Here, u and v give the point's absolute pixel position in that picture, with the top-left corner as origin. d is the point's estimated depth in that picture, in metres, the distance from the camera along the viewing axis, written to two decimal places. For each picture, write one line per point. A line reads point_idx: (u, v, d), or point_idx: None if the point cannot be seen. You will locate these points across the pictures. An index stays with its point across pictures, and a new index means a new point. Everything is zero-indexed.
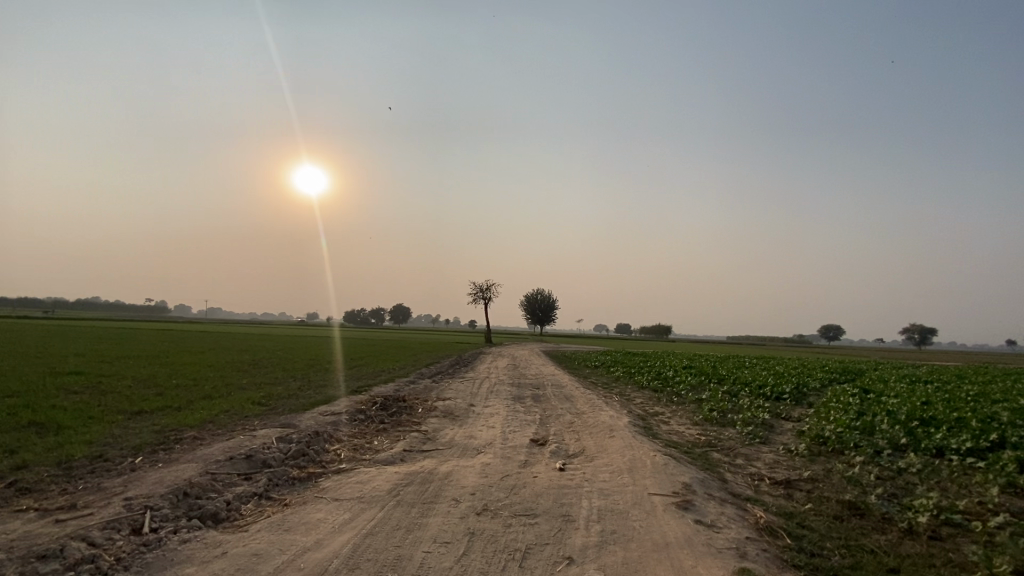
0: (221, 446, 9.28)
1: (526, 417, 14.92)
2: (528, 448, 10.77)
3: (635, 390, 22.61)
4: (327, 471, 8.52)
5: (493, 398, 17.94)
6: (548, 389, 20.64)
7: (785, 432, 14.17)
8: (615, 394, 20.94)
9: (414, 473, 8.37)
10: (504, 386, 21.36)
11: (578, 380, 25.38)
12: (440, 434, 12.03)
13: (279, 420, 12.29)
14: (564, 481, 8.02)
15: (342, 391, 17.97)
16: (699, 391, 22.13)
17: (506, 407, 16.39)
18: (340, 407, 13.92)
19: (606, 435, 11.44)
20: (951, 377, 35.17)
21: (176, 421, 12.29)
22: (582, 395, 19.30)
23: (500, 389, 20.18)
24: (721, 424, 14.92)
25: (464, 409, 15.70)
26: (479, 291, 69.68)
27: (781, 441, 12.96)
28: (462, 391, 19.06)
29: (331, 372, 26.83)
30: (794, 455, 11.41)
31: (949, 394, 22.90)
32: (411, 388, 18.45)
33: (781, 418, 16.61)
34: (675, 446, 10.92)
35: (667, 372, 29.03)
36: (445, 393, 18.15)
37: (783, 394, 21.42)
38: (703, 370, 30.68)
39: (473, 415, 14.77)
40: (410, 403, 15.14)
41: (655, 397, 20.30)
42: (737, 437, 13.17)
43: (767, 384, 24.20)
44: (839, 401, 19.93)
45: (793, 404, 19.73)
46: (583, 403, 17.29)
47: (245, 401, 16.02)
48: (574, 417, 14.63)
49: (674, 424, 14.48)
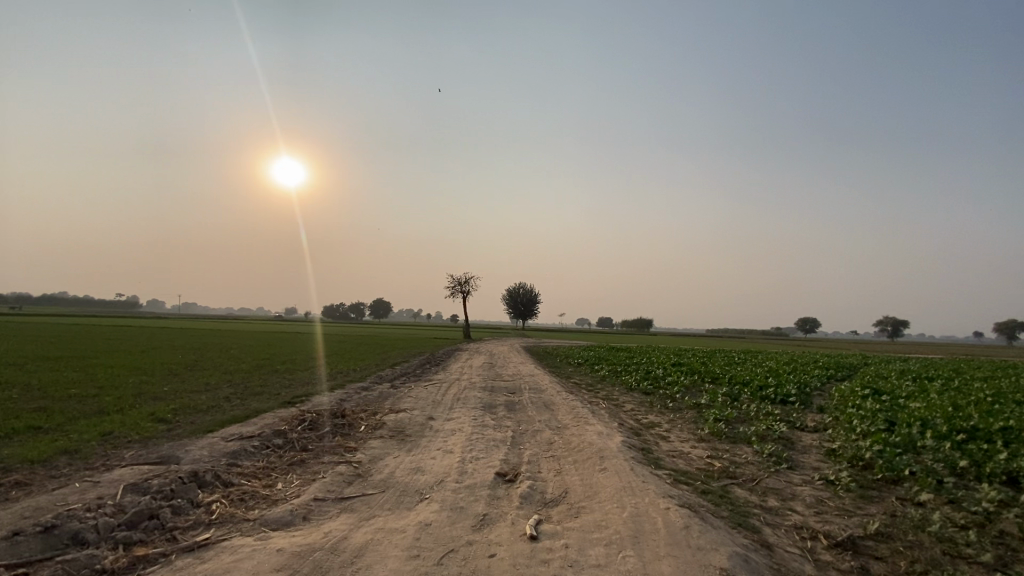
0: (17, 509, 6.09)
1: (495, 434, 12.02)
2: (491, 490, 7.87)
3: (624, 394, 19.88)
4: (168, 554, 5.43)
5: (458, 408, 14.97)
6: (525, 395, 17.73)
7: (811, 451, 11.58)
8: (602, 399, 18.19)
9: (304, 554, 5.41)
10: (474, 391, 18.38)
11: (560, 381, 22.57)
12: (376, 467, 9.05)
13: (160, 451, 9.14)
14: (536, 563, 5.17)
15: (274, 401, 14.78)
16: (696, 395, 19.52)
17: (472, 421, 13.45)
18: (255, 429, 10.81)
19: (596, 468, 8.60)
20: (951, 373, 33.39)
21: (16, 453, 9.04)
22: (564, 401, 16.49)
23: (468, 395, 17.23)
24: (732, 440, 12.28)
25: (419, 424, 12.69)
26: (457, 285, 66.46)
27: (813, 466, 10.35)
28: (422, 398, 16.06)
29: (279, 374, 23.52)
30: (839, 489, 8.79)
31: (966, 394, 20.77)
32: (360, 399, 15.35)
33: (797, 429, 14.07)
34: (688, 483, 8.20)
35: (657, 371, 26.42)
36: (400, 404, 15.10)
37: (790, 397, 18.95)
38: (695, 369, 28.21)
39: (430, 434, 11.82)
40: (351, 420, 12.09)
41: (647, 404, 17.62)
42: (758, 461, 10.51)
43: (769, 385, 21.77)
44: (855, 405, 17.56)
45: (804, 410, 17.26)
46: (565, 413, 14.44)
47: (145, 417, 12.82)
48: (555, 435, 11.77)
49: (676, 443, 11.79)
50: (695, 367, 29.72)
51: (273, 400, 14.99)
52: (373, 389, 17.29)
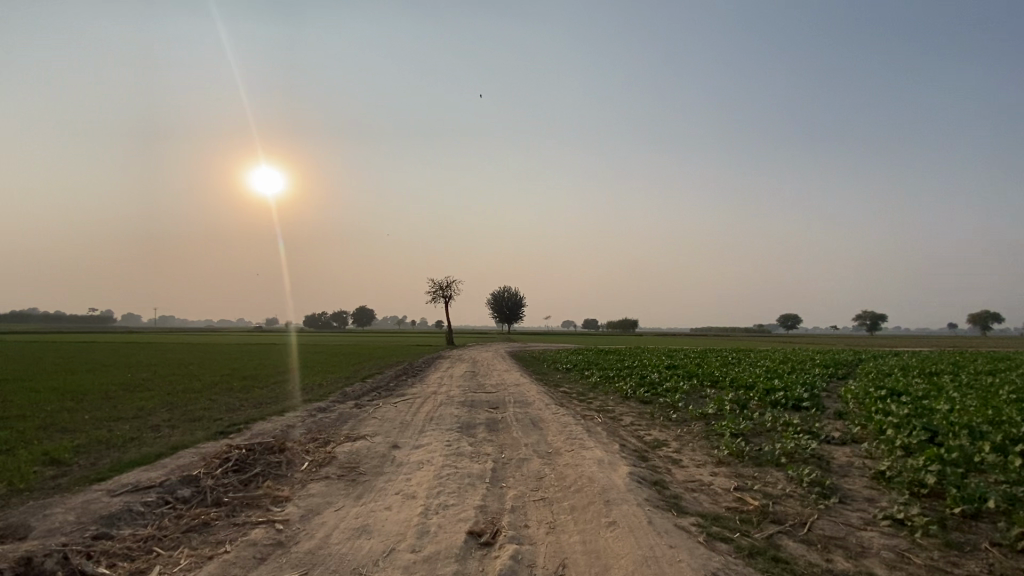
0: None
1: (471, 466, 9.77)
2: (459, 565, 5.65)
3: (620, 404, 17.78)
4: None
5: (429, 431, 12.66)
6: (508, 409, 15.50)
7: (854, 475, 9.56)
8: (597, 412, 16.05)
9: None
10: (451, 407, 16.07)
11: (547, 391, 20.37)
12: (306, 530, 6.75)
13: (10, 519, 6.72)
14: None
15: (207, 431, 12.28)
16: (700, 403, 17.52)
17: (446, 448, 11.18)
18: (160, 476, 8.42)
19: (602, 522, 6.45)
20: (954, 367, 31.97)
21: None
22: (554, 416, 14.31)
23: (443, 413, 14.94)
24: (757, 462, 10.21)
25: (378, 457, 10.37)
26: (438, 289, 63.97)
27: (865, 497, 8.31)
28: (388, 420, 13.72)
29: (232, 393, 20.87)
30: (915, 535, 6.75)
31: (988, 391, 19.09)
32: (313, 425, 12.96)
33: (825, 444, 12.07)
34: (726, 541, 6.05)
35: (652, 375, 24.41)
36: (360, 429, 12.74)
37: (803, 401, 17.07)
38: (693, 371, 26.27)
39: (391, 470, 9.55)
40: (290, 456, 9.70)
41: (649, 417, 15.51)
42: (797, 492, 8.44)
43: (776, 388, 19.88)
44: (877, 408, 15.69)
45: (822, 418, 15.34)
46: (556, 433, 12.25)
47: (34, 459, 10.27)
48: (545, 465, 9.57)
49: (693, 470, 9.68)
50: (692, 369, 27.78)
51: (206, 429, 12.51)
52: (332, 410, 14.88)
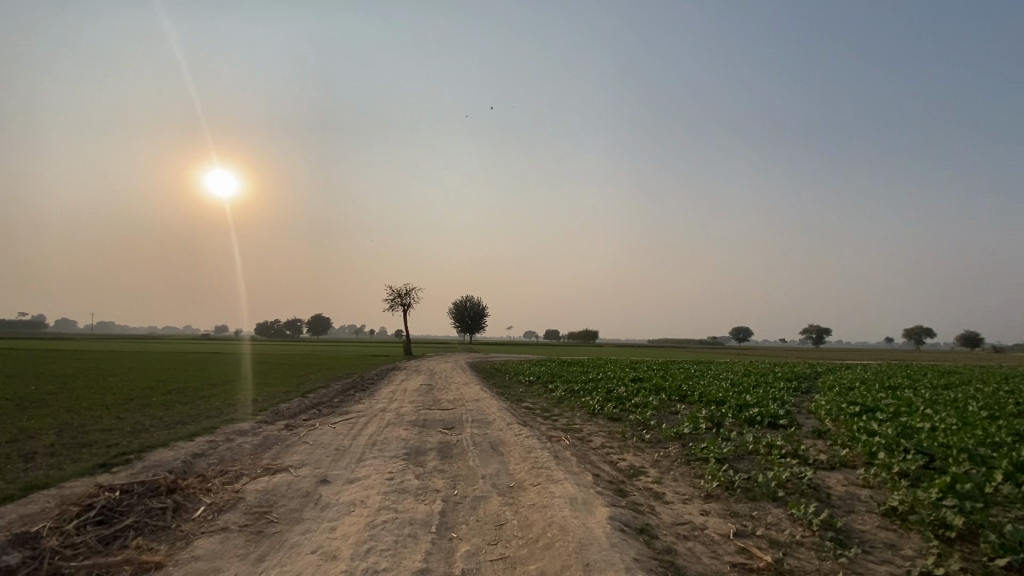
0: None
1: (415, 509, 7.92)
2: None
3: (588, 423, 16.23)
4: None
5: (369, 460, 10.70)
6: (464, 431, 13.68)
7: (862, 513, 8.29)
8: (563, 432, 14.44)
9: None
10: (399, 427, 14.12)
11: (509, 407, 18.68)
12: None
13: None
14: None
15: (87, 461, 9.85)
16: (674, 421, 16.20)
17: (387, 483, 9.28)
18: None
19: None
20: (910, 381, 32.34)
21: None
22: (516, 438, 12.63)
23: (390, 435, 12.99)
24: (752, 496, 8.80)
25: (300, 497, 8.36)
26: (397, 296, 61.39)
27: (886, 546, 6.99)
28: (321, 447, 11.64)
29: (147, 408, 18.12)
30: None
31: (959, 407, 18.71)
32: (227, 453, 10.75)
33: (817, 469, 10.89)
34: None
35: (620, 389, 23.11)
36: (286, 458, 10.64)
37: (780, 420, 16.05)
38: (661, 385, 25.16)
39: (312, 516, 7.59)
40: (180, 500, 7.54)
41: (622, 438, 14.00)
42: (808, 538, 7.06)
43: (750, 403, 18.90)
44: (858, 427, 14.81)
45: (803, 438, 14.29)
46: (518, 461, 10.56)
47: None
48: (506, 506, 7.85)
49: (680, 510, 8.16)
50: (659, 382, 26.71)
51: (89, 458, 10.11)
52: (257, 433, 12.64)
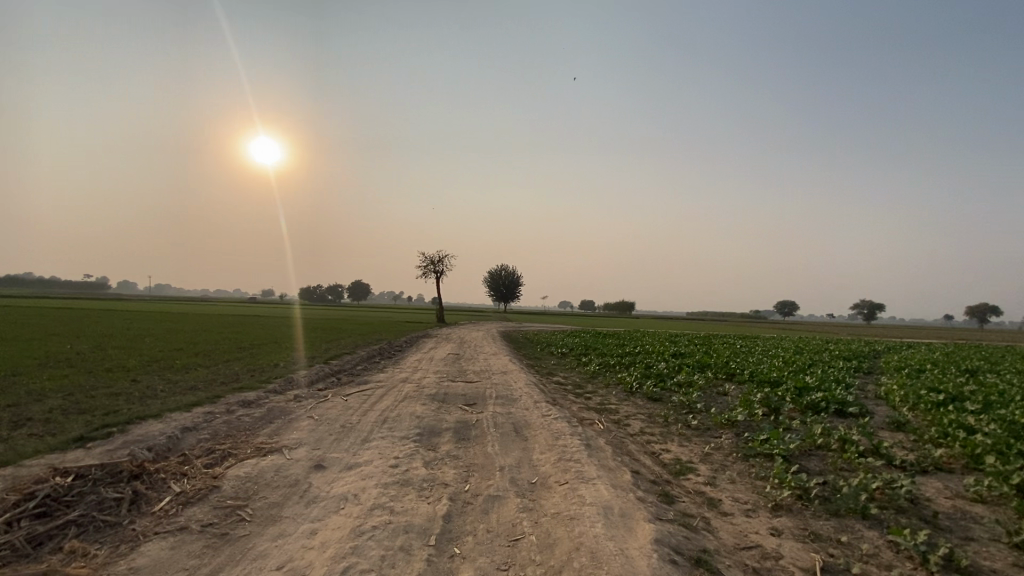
0: None
1: (415, 510, 6.58)
2: None
3: (626, 403, 14.61)
4: None
5: (375, 441, 9.47)
6: (486, 409, 12.30)
7: (985, 543, 6.40)
8: (597, 413, 12.88)
9: None
10: (416, 402, 12.88)
11: (539, 381, 17.23)
12: None
13: None
14: None
15: (69, 432, 9.01)
16: (724, 405, 14.33)
17: (389, 473, 7.97)
18: None
19: None
20: (990, 364, 28.95)
21: None
22: (543, 421, 11.14)
23: (403, 411, 11.74)
24: (833, 511, 7.04)
25: (285, 487, 7.18)
26: (430, 264, 60.54)
27: None
28: (326, 422, 10.50)
29: (166, 371, 17.68)
30: None
31: None
32: (221, 428, 9.72)
33: (908, 475, 8.93)
34: None
35: (660, 366, 21.28)
36: (284, 436, 9.53)
37: (849, 407, 13.94)
38: (706, 362, 23.13)
39: (291, 516, 6.33)
40: (142, 489, 6.46)
41: (665, 423, 12.34)
42: None
43: (811, 386, 16.75)
44: (949, 419, 12.56)
45: (882, 432, 12.21)
46: (544, 450, 9.08)
47: None
48: (524, 513, 6.37)
49: (744, 528, 6.47)
50: (703, 358, 24.69)
51: (74, 428, 9.28)
52: (261, 404, 11.62)
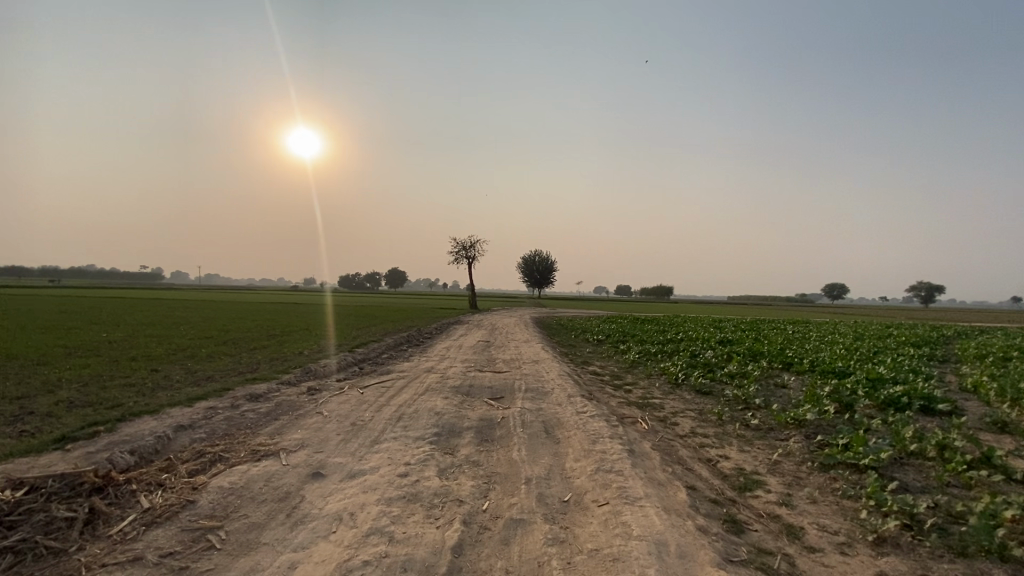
0: None
1: (419, 537, 5.35)
2: None
3: (671, 397, 13.04)
4: None
5: (385, 443, 8.33)
6: (513, 404, 10.99)
7: None
8: (640, 410, 11.41)
9: None
10: (437, 395, 11.71)
11: (573, 371, 15.86)
12: None
13: None
14: None
15: (58, 429, 8.27)
16: (786, 400, 12.56)
17: (396, 484, 6.79)
18: None
19: None
20: None
21: None
22: (578, 420, 9.76)
23: (422, 406, 10.57)
24: (958, 549, 5.41)
25: (272, 502, 6.10)
26: (461, 249, 59.61)
27: None
28: (335, 420, 9.44)
29: (188, 361, 17.21)
30: None
31: None
32: (219, 426, 8.80)
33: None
34: None
35: (707, 354, 19.46)
36: (286, 435, 8.51)
37: (940, 404, 11.93)
38: (757, 350, 21.10)
39: (269, 543, 5.21)
40: (102, 506, 5.51)
41: (719, 423, 10.73)
42: None
43: (885, 378, 14.66)
44: None
45: (987, 436, 10.22)
46: (579, 457, 7.70)
47: None
48: (554, 548, 5.03)
49: (843, 573, 4.95)
50: (754, 346, 22.62)
51: (64, 426, 8.53)
52: (269, 397, 10.68)
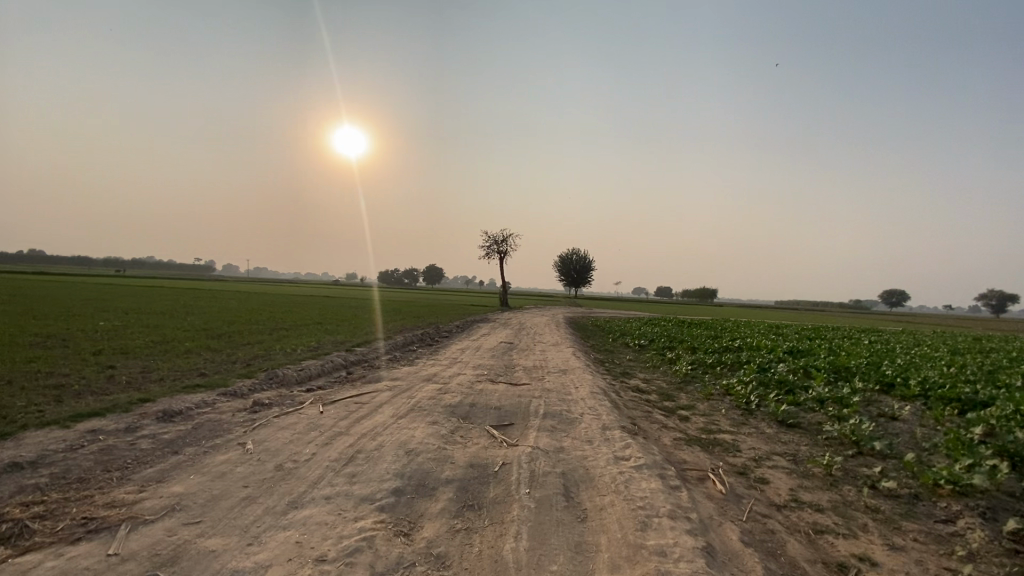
0: None
1: None
2: None
3: (745, 433, 9.56)
4: None
5: (306, 510, 5.23)
6: (524, 440, 7.69)
7: None
8: (706, 454, 8.00)
9: None
10: (422, 419, 8.56)
11: (612, 387, 12.53)
12: None
13: None
14: None
15: None
16: (916, 446, 8.84)
17: None
18: None
19: None
20: None
21: None
22: (618, 475, 6.41)
23: (393, 437, 7.45)
24: None
25: None
26: (493, 244, 56.71)
27: None
28: (256, 458, 6.43)
29: (158, 357, 14.79)
30: None
31: None
32: (77, 466, 5.93)
33: None
34: None
35: (779, 369, 15.61)
36: (163, 487, 5.54)
37: None
38: (840, 365, 17.01)
39: None
40: None
41: (831, 482, 7.16)
42: None
43: None
44: None
45: None
46: (619, 565, 4.38)
47: None
48: None
49: None
50: (834, 360, 18.49)
51: None
52: (189, 416, 7.84)
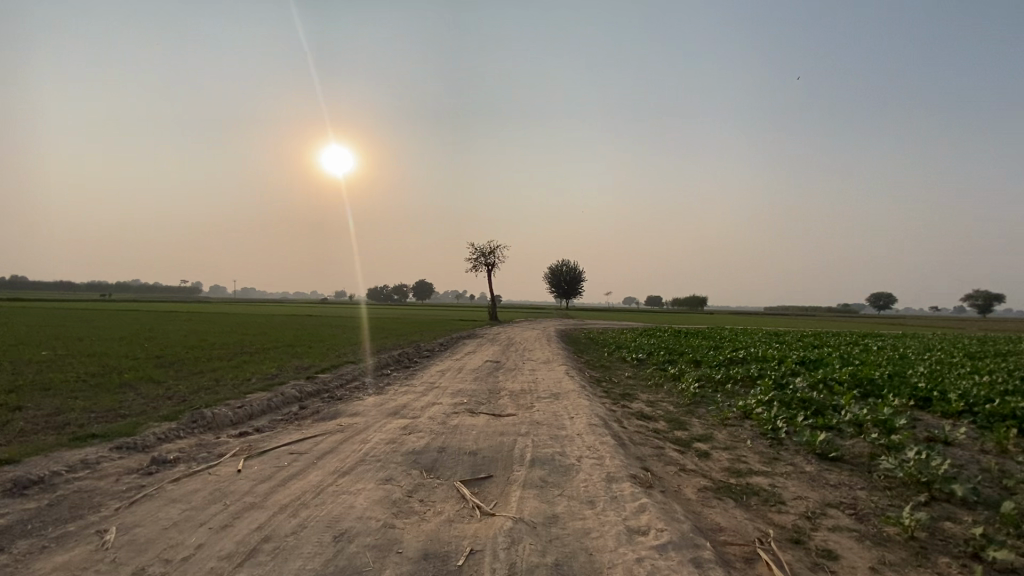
0: None
1: None
2: None
3: (782, 474, 7.69)
4: None
5: None
6: (504, 505, 5.73)
7: None
8: (744, 512, 6.09)
9: None
10: (372, 475, 6.55)
11: (613, 415, 10.61)
12: None
13: None
14: None
15: None
16: (1002, 487, 7.00)
17: None
18: None
19: None
20: None
21: None
22: (636, 565, 4.47)
23: (324, 509, 5.44)
24: None
25: None
26: (480, 256, 54.92)
27: None
28: (108, 561, 4.40)
29: (80, 394, 12.59)
30: None
31: None
32: None
33: None
34: None
35: (799, 385, 13.81)
36: None
37: None
38: (864, 377, 15.25)
39: None
40: None
41: (921, 554, 5.26)
42: None
43: None
44: None
45: None
46: None
47: None
48: None
49: None
50: (855, 371, 16.72)
51: None
52: (48, 487, 5.88)
